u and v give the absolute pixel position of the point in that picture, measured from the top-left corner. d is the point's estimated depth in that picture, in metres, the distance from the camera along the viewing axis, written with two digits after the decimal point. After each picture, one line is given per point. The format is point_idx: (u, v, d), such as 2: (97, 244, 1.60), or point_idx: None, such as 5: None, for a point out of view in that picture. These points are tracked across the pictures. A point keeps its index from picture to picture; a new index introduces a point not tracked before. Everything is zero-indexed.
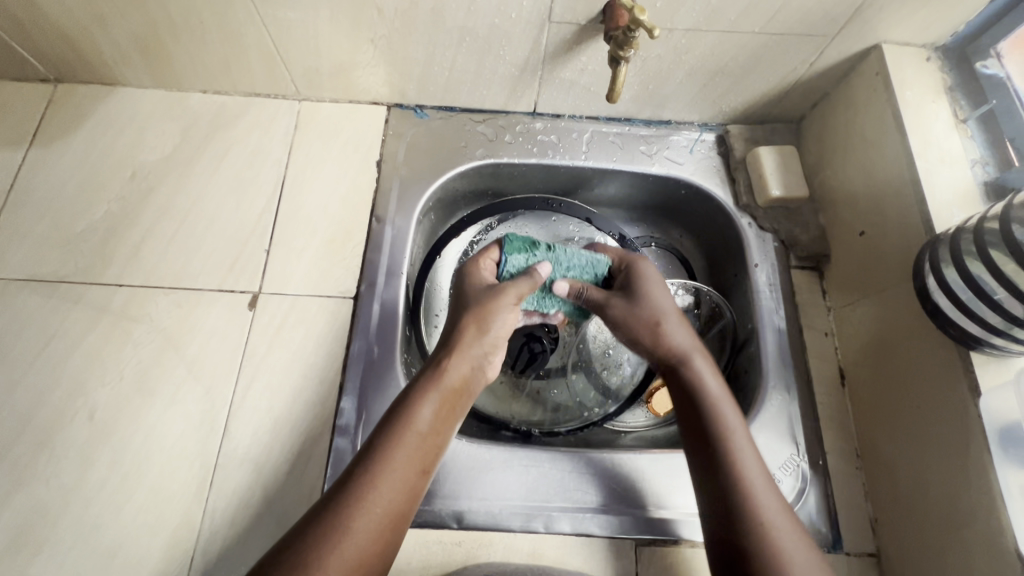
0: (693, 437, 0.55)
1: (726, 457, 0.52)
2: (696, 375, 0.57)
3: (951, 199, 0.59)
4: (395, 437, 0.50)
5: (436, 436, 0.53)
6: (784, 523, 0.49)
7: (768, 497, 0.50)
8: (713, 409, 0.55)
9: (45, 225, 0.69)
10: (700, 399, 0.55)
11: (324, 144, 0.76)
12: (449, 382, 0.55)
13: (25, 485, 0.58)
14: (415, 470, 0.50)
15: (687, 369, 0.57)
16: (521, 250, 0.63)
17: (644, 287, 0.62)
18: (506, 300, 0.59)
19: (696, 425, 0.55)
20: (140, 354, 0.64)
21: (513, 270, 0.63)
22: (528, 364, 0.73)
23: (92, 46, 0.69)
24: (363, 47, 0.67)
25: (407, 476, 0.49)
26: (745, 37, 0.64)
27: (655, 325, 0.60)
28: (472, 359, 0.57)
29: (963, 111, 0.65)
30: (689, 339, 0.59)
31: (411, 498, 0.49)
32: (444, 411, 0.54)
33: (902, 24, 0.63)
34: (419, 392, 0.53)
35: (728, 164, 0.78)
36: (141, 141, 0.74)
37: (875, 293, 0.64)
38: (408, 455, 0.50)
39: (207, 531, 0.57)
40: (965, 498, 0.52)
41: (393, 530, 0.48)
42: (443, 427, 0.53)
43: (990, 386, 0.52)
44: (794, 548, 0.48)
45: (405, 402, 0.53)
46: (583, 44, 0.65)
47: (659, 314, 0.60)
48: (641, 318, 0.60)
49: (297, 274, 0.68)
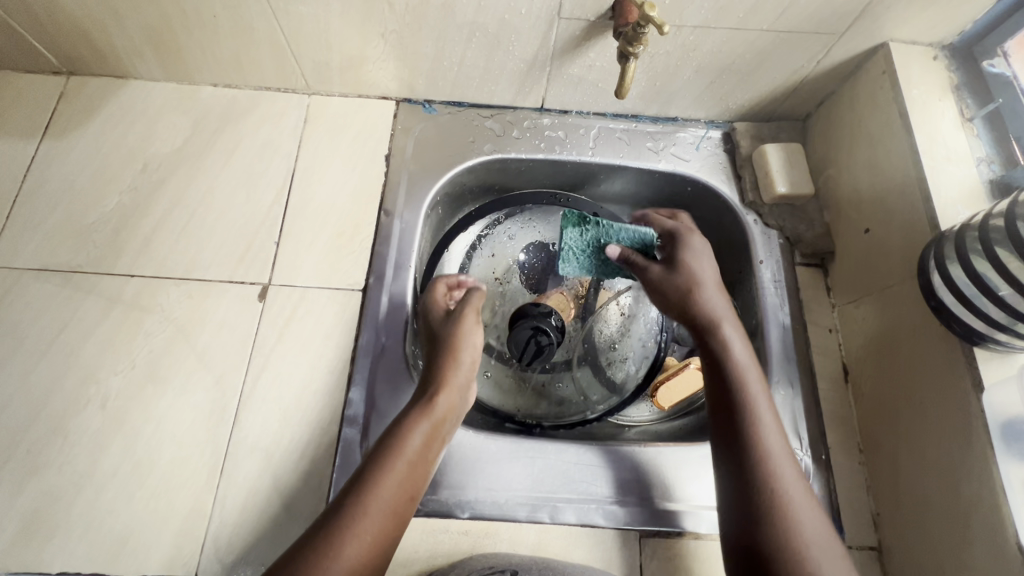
0: (716, 399, 0.57)
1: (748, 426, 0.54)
2: (723, 342, 0.58)
3: (957, 197, 0.59)
4: (383, 466, 0.50)
5: (424, 466, 0.52)
6: (795, 487, 0.50)
7: (783, 460, 0.52)
8: (737, 375, 0.56)
9: (58, 215, 0.70)
10: (725, 364, 0.57)
11: (333, 138, 0.76)
12: (436, 411, 0.55)
13: (39, 471, 0.59)
14: (404, 496, 0.50)
15: (715, 335, 0.59)
16: (574, 225, 0.67)
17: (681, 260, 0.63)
18: (472, 321, 0.61)
19: (720, 388, 0.56)
20: (152, 344, 0.65)
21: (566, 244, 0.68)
22: (534, 358, 0.69)
23: (105, 39, 0.70)
24: (373, 42, 0.68)
25: (396, 503, 0.49)
26: (753, 34, 0.65)
27: (687, 294, 0.61)
28: (457, 387, 0.57)
29: (970, 109, 0.65)
30: (721, 306, 0.60)
31: (398, 526, 0.49)
32: (433, 440, 0.54)
33: (910, 22, 0.63)
34: (406, 422, 0.53)
35: (734, 161, 0.79)
36: (152, 133, 0.75)
37: (879, 290, 0.65)
38: (396, 483, 0.49)
39: (218, 517, 0.58)
40: (968, 493, 0.53)
41: (381, 557, 0.47)
42: (429, 455, 0.53)
43: (992, 382, 0.52)
44: (803, 510, 0.49)
45: (394, 433, 0.53)
46: (592, 40, 0.66)
47: (697, 284, 0.61)
48: (675, 286, 0.62)
49: (306, 266, 0.69)
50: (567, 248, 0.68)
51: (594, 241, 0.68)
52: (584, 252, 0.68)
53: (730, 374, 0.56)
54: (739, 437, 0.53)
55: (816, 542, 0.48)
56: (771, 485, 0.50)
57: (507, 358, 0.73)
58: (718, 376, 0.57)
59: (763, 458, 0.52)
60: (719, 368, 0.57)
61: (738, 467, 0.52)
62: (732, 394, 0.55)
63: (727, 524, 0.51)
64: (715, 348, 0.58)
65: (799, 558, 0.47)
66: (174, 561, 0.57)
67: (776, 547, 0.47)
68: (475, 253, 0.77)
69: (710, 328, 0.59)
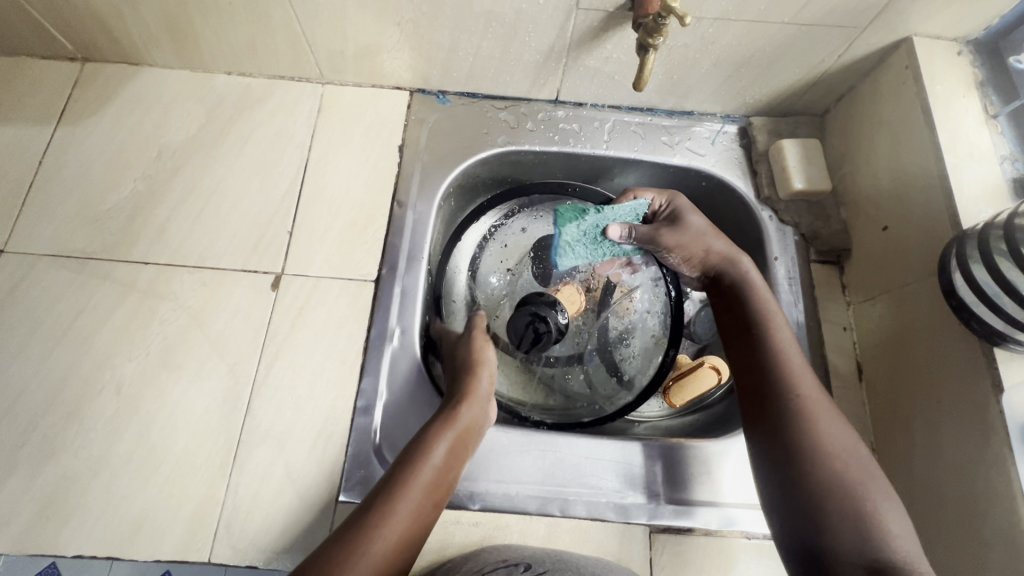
0: (748, 336, 0.61)
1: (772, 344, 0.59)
2: (755, 287, 0.63)
3: (980, 196, 0.58)
4: (408, 473, 0.50)
5: (449, 477, 0.52)
6: (826, 407, 0.55)
7: (815, 387, 0.57)
8: (764, 315, 0.61)
9: (73, 202, 0.70)
10: (757, 304, 0.62)
11: (347, 128, 0.76)
12: (461, 420, 0.54)
13: (56, 454, 0.60)
14: (429, 501, 0.50)
15: (737, 278, 0.64)
16: (572, 219, 0.73)
17: (693, 216, 0.67)
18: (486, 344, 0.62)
19: (754, 325, 0.61)
20: (166, 330, 0.65)
21: (563, 237, 0.73)
22: (532, 345, 0.68)
23: (120, 26, 0.69)
24: (389, 31, 0.67)
25: (422, 508, 0.49)
26: (774, 27, 0.64)
27: (704, 244, 0.65)
28: (482, 401, 0.57)
29: (994, 106, 0.64)
30: (731, 249, 0.65)
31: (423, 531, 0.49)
32: (460, 450, 0.54)
33: (935, 17, 0.62)
34: (432, 430, 0.53)
35: (749, 156, 0.78)
36: (166, 121, 0.75)
37: (895, 289, 0.64)
38: (421, 489, 0.50)
39: (231, 503, 0.59)
40: (983, 494, 0.52)
41: (406, 560, 0.47)
42: (456, 463, 0.53)
43: (1012, 383, 0.52)
44: (837, 431, 0.54)
45: (419, 441, 0.53)
46: (610, 31, 0.65)
47: (703, 237, 0.66)
48: (693, 237, 0.66)
49: (320, 256, 0.69)
50: (567, 238, 0.73)
51: (592, 227, 0.71)
52: (586, 236, 0.72)
53: (756, 313, 0.61)
54: (772, 367, 0.58)
55: (841, 442, 0.53)
56: (806, 408, 0.55)
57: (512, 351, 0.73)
58: (745, 316, 0.62)
59: (800, 385, 0.56)
60: (751, 309, 0.62)
61: (773, 394, 0.57)
62: (764, 332, 0.60)
63: (761, 444, 0.56)
64: (740, 291, 0.63)
65: (834, 470, 0.52)
66: (188, 546, 0.57)
67: (814, 462, 0.52)
68: (487, 244, 0.77)
69: (739, 276, 0.64)
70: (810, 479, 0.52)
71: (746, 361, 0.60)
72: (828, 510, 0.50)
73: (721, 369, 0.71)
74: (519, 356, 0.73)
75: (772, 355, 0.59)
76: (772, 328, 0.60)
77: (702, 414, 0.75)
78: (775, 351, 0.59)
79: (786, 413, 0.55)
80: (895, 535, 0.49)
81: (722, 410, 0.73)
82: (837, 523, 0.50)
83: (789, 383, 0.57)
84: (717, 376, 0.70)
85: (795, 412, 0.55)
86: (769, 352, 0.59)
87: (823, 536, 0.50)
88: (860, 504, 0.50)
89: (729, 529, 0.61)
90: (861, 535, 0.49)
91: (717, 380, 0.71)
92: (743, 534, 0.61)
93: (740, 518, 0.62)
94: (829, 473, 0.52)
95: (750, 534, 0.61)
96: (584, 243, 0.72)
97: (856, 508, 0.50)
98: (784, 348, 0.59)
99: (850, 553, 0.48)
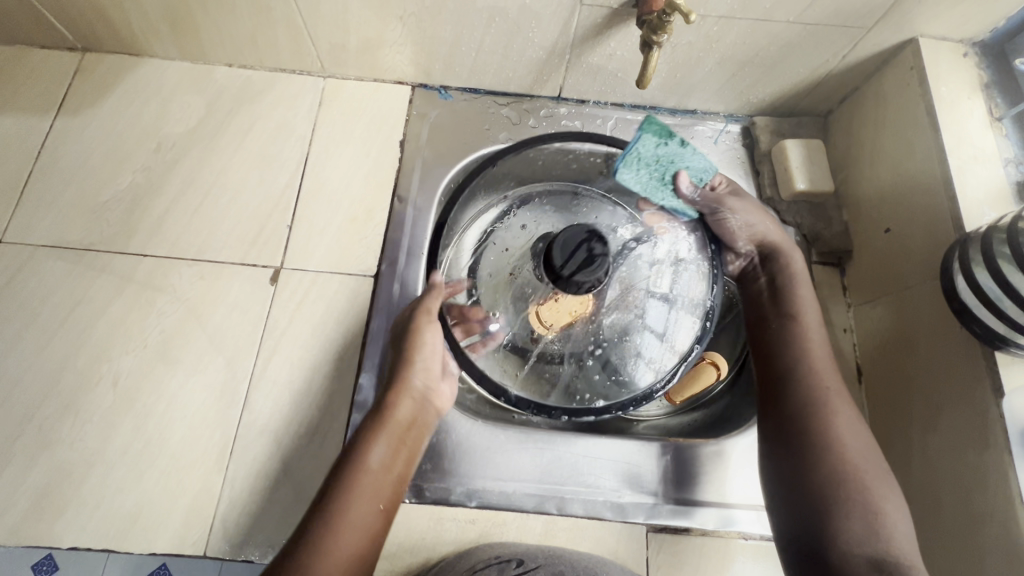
0: (765, 346, 0.61)
1: (793, 345, 0.59)
2: (794, 287, 0.62)
3: (983, 199, 0.58)
4: (348, 480, 0.49)
5: (394, 483, 0.52)
6: (848, 410, 0.55)
7: (835, 392, 0.56)
8: (797, 306, 0.61)
9: (71, 192, 0.70)
10: (778, 314, 0.61)
11: (348, 122, 0.76)
12: (396, 421, 0.55)
13: (52, 445, 0.60)
14: (375, 509, 0.49)
15: (782, 266, 0.64)
16: (657, 134, 0.62)
17: (749, 201, 0.64)
18: (425, 325, 0.58)
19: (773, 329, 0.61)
20: (164, 323, 0.65)
21: (636, 147, 0.61)
22: (577, 272, 0.50)
23: (120, 15, 0.69)
24: (391, 25, 0.67)
25: (368, 517, 0.48)
26: (779, 26, 0.63)
27: (756, 229, 0.64)
28: (418, 392, 0.57)
29: (1000, 108, 0.63)
30: (783, 236, 0.65)
31: (380, 538, 0.49)
32: (400, 445, 0.54)
33: (941, 17, 0.62)
34: (366, 433, 0.53)
35: (752, 156, 0.78)
36: (166, 112, 0.75)
37: (897, 292, 0.64)
38: (364, 498, 0.49)
39: (227, 498, 0.58)
40: (981, 497, 0.52)
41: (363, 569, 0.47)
42: (397, 465, 0.53)
43: (1013, 387, 0.52)
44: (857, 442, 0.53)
45: (358, 446, 0.52)
46: (613, 29, 0.64)
47: (756, 214, 0.64)
48: (755, 213, 0.64)
49: (318, 250, 0.69)
50: (640, 152, 0.61)
51: (666, 160, 0.62)
52: (655, 165, 0.62)
53: (793, 302, 0.61)
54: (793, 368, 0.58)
55: (858, 445, 0.53)
56: (825, 408, 0.54)
57: (509, 335, 0.60)
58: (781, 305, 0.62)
59: (818, 395, 0.55)
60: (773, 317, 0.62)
61: (788, 397, 0.56)
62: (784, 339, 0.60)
63: (774, 443, 0.56)
64: (788, 278, 0.62)
65: (845, 472, 0.51)
66: (183, 540, 0.57)
67: (812, 471, 0.52)
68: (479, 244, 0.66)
69: (780, 268, 0.63)
70: (803, 485, 0.52)
71: (767, 365, 0.60)
72: (834, 509, 0.50)
73: (720, 365, 0.69)
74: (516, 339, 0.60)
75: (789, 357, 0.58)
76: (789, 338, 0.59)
77: (700, 413, 0.73)
78: (802, 357, 0.58)
79: (788, 422, 0.55)
80: (897, 537, 0.49)
81: (722, 409, 0.72)
82: (843, 520, 0.50)
83: (808, 392, 0.56)
84: (717, 372, 0.68)
85: (807, 422, 0.54)
86: (781, 360, 0.59)
87: (827, 531, 0.50)
88: (866, 505, 0.50)
89: (726, 529, 0.61)
90: (866, 528, 0.49)
91: (716, 376, 0.69)
92: (740, 534, 0.61)
93: (739, 519, 0.61)
94: (839, 474, 0.51)
95: (748, 535, 0.61)
96: (651, 170, 0.62)
97: (866, 510, 0.50)
98: (813, 354, 0.58)
99: (852, 545, 0.49)
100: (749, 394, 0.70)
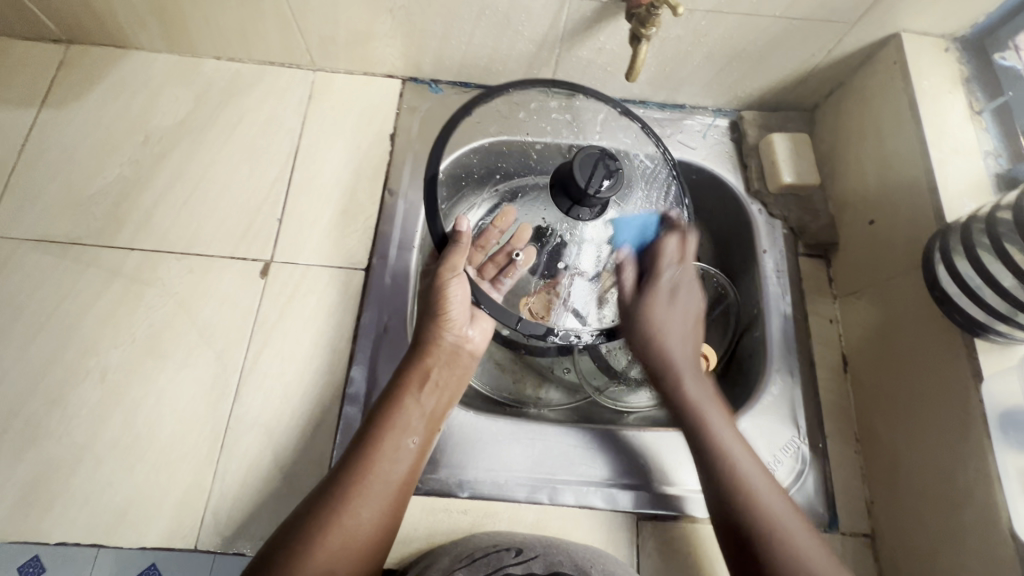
0: (712, 501, 0.54)
1: (719, 462, 0.54)
2: (708, 425, 0.56)
3: (963, 190, 0.59)
4: (382, 427, 0.53)
5: (428, 421, 0.56)
6: (794, 523, 0.51)
7: (768, 507, 0.51)
8: (705, 422, 0.56)
9: (56, 186, 0.69)
10: (699, 424, 0.56)
11: (338, 116, 0.75)
12: (431, 368, 0.57)
13: (39, 440, 0.59)
14: (409, 444, 0.54)
15: (679, 385, 0.58)
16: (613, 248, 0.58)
17: (652, 299, 0.58)
18: (452, 281, 0.54)
19: (721, 491, 0.53)
20: (152, 318, 0.64)
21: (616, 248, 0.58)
22: (602, 190, 0.50)
23: (106, 7, 0.68)
24: (381, 18, 0.67)
25: (402, 454, 0.53)
26: (765, 20, 0.64)
27: (658, 328, 0.58)
28: (449, 344, 0.58)
29: (979, 102, 0.64)
30: (686, 343, 0.59)
31: (412, 476, 0.54)
32: (434, 389, 0.57)
33: (922, 13, 0.63)
34: (400, 381, 0.56)
35: (740, 150, 0.79)
36: (154, 105, 0.74)
37: (878, 283, 0.66)
38: (396, 443, 0.53)
39: (218, 491, 0.58)
40: (961, 480, 0.54)
41: (393, 516, 0.52)
42: (431, 405, 0.57)
43: (990, 372, 0.53)
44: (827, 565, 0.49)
45: (396, 386, 0.56)
46: (602, 22, 0.65)
47: (682, 289, 0.60)
48: (670, 306, 0.58)
49: (309, 244, 0.69)
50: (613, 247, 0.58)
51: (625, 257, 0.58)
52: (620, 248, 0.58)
53: (694, 421, 0.56)
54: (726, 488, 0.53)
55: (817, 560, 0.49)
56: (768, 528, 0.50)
57: (528, 267, 0.58)
58: (688, 427, 0.57)
59: (754, 513, 0.51)
60: (705, 456, 0.55)
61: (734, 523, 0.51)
62: (733, 496, 0.52)
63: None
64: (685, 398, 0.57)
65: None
66: (173, 534, 0.57)
67: None
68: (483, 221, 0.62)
69: (674, 381, 0.58)
70: None
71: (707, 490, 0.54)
72: None
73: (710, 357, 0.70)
74: (536, 271, 0.58)
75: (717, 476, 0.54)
76: (727, 477, 0.53)
77: None
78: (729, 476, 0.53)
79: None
80: None
81: None
82: None
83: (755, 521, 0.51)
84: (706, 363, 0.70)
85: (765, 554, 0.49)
86: (735, 518, 0.51)
87: None
88: None
89: None
90: None
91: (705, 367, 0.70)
92: None
93: None
94: None
95: None
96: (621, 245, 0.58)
97: None
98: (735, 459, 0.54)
99: None
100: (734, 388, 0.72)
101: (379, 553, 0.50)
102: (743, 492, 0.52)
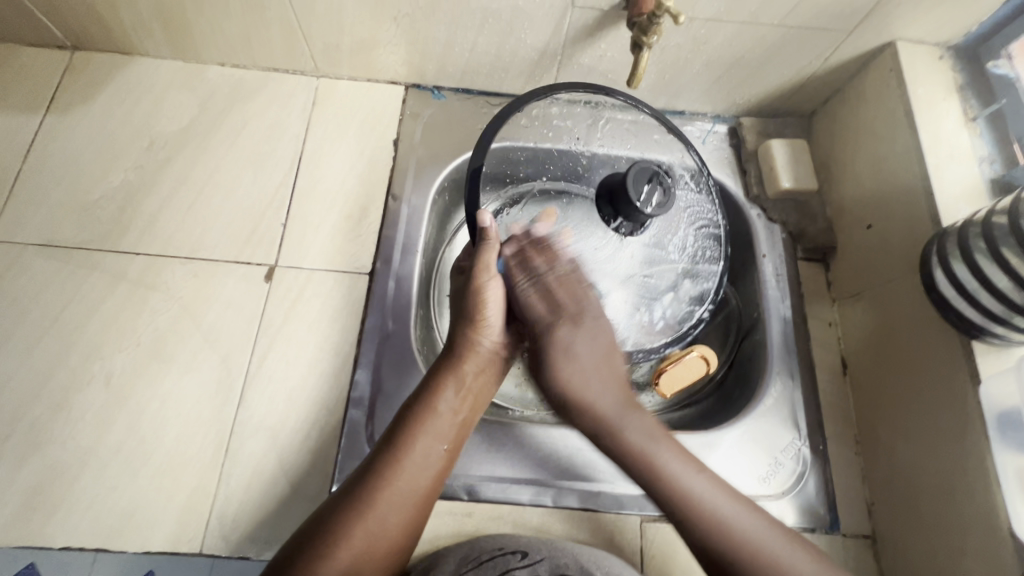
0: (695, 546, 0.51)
1: (672, 494, 0.51)
2: (659, 466, 0.52)
3: (959, 195, 0.60)
4: (414, 431, 0.53)
5: (459, 427, 0.55)
6: (765, 534, 0.50)
7: (731, 523, 0.50)
8: (645, 460, 0.53)
9: (61, 191, 0.70)
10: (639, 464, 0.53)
11: (342, 121, 0.76)
12: (466, 371, 0.56)
13: (42, 445, 0.59)
14: (439, 450, 0.53)
15: (614, 431, 0.54)
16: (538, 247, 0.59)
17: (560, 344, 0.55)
18: (487, 282, 0.55)
19: (700, 540, 0.50)
20: (157, 321, 0.65)
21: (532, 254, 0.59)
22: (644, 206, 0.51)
23: (113, 14, 0.69)
24: (385, 25, 0.68)
25: (430, 460, 0.52)
26: (763, 28, 0.65)
27: (576, 385, 0.55)
28: (486, 350, 0.58)
29: (973, 109, 0.66)
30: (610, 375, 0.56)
31: (439, 483, 0.53)
32: (468, 394, 0.56)
33: (917, 22, 0.65)
34: (435, 384, 0.55)
35: (739, 156, 0.80)
36: (158, 111, 0.74)
37: (874, 288, 0.67)
38: (427, 448, 0.52)
39: (223, 494, 0.58)
40: (962, 483, 0.54)
41: (416, 522, 0.51)
42: (464, 411, 0.56)
43: (989, 373, 0.54)
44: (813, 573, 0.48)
45: (429, 387, 0.55)
46: (603, 30, 0.66)
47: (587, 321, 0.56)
48: (585, 347, 0.55)
49: (313, 248, 0.69)
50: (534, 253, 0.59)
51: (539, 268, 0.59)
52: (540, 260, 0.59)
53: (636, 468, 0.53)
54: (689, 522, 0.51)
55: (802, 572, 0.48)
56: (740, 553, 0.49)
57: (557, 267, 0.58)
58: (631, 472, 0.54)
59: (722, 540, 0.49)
60: (654, 490, 0.52)
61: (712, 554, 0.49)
62: (718, 543, 0.49)
63: None
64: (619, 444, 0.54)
65: None
66: (178, 537, 0.57)
67: None
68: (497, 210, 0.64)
69: (610, 433, 0.54)
70: None
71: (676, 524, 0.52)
72: None
73: (709, 358, 0.68)
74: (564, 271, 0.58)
75: (676, 510, 0.51)
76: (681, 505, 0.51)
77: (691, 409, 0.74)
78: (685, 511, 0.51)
79: None
80: None
81: (705, 409, 0.73)
82: None
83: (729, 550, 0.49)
84: (706, 366, 0.68)
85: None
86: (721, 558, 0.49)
87: None
88: None
89: None
90: None
91: (705, 370, 0.68)
92: None
93: None
94: None
95: None
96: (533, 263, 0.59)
97: None
98: (683, 487, 0.52)
99: None
100: (733, 393, 0.72)
101: (402, 556, 0.50)
102: (702, 525, 0.50)
